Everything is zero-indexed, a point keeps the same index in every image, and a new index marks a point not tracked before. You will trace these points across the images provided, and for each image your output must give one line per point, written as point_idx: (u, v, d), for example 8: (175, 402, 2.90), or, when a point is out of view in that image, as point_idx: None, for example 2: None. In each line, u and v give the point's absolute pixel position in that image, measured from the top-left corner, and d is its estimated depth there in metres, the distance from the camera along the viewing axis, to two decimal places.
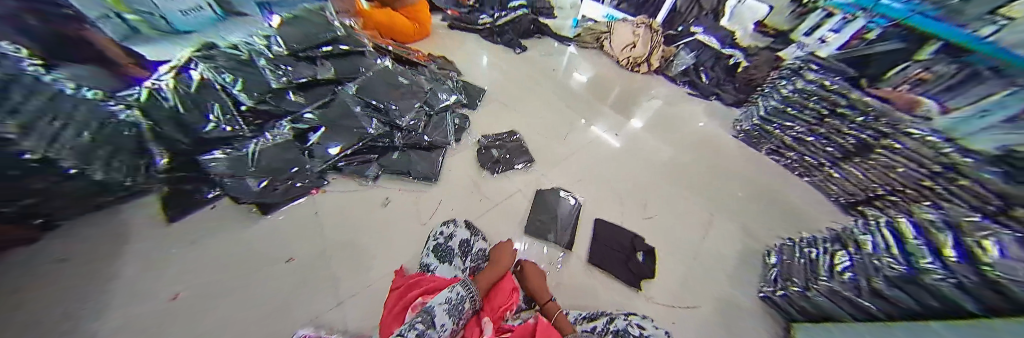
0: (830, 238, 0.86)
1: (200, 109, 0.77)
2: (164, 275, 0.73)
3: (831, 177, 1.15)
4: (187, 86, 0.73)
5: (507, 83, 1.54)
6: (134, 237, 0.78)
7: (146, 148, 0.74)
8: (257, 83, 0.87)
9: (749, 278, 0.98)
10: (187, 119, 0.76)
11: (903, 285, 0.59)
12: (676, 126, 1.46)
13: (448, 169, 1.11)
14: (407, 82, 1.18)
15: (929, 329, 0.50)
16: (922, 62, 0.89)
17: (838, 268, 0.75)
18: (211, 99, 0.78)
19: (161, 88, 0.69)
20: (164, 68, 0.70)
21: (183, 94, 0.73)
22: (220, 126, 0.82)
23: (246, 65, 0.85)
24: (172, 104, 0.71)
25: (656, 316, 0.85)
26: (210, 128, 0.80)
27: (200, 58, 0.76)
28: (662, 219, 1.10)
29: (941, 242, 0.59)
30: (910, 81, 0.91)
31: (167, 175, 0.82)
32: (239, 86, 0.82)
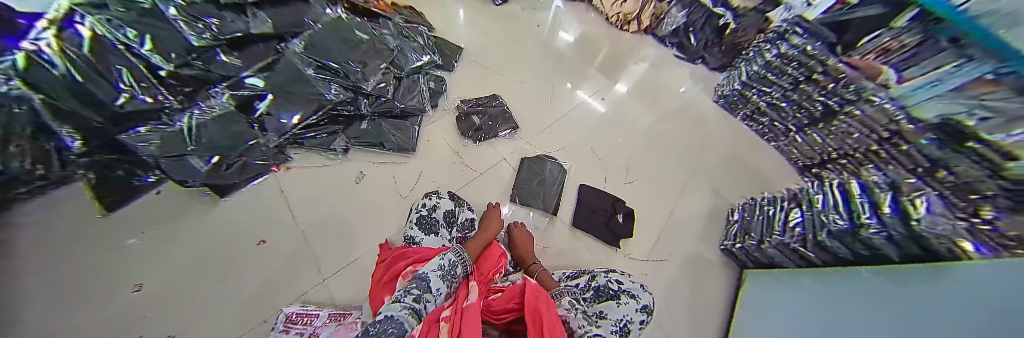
0: (786, 197, 0.95)
1: (105, 76, 0.58)
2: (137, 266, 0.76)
3: (793, 143, 1.20)
4: (78, 48, 0.54)
5: (487, 41, 1.40)
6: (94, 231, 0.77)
7: (46, 125, 0.59)
8: (172, 41, 0.66)
9: (715, 234, 1.10)
10: (95, 92, 0.58)
11: (842, 238, 0.66)
12: (658, 92, 1.43)
13: (428, 138, 1.04)
14: (366, 37, 0.99)
15: (859, 276, 0.58)
16: (896, 30, 0.72)
17: (790, 224, 0.84)
18: (115, 62, 0.60)
19: (43, 50, 0.50)
20: (41, 23, 0.50)
21: (75, 58, 0.54)
22: (137, 97, 0.64)
23: (151, 16, 0.62)
24: (64, 72, 0.53)
25: (632, 270, 0.95)
26: (125, 100, 0.62)
27: (83, 7, 0.54)
28: (643, 183, 1.15)
29: (879, 201, 0.62)
30: (878, 50, 0.78)
31: (90, 160, 0.69)
32: (148, 44, 0.62)
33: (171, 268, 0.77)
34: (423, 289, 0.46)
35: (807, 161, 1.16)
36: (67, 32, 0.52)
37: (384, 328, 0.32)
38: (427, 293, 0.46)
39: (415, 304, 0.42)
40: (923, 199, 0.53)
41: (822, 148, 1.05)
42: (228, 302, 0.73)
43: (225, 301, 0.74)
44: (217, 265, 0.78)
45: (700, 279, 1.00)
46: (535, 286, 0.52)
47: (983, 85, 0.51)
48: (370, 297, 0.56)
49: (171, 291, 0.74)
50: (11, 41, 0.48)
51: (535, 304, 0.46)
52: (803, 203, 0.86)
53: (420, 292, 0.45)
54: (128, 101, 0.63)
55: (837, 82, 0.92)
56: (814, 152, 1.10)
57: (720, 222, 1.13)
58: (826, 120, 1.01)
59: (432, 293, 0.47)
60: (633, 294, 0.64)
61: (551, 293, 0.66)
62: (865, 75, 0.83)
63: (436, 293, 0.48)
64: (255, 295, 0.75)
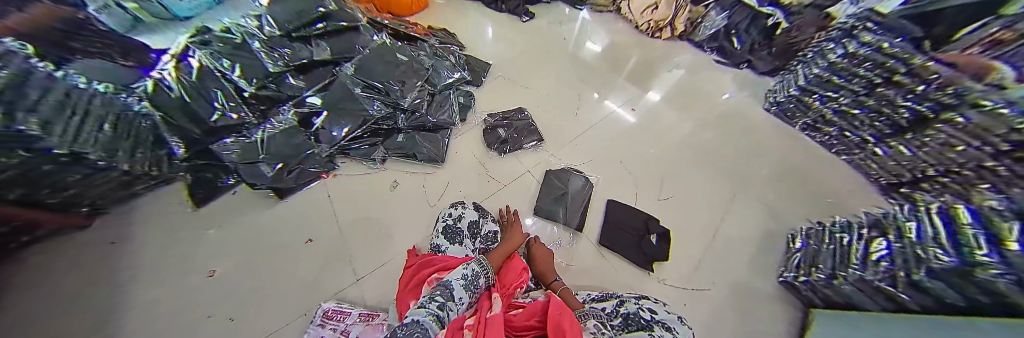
0: (867, 223, 0.79)
1: (205, 98, 0.73)
2: (204, 257, 0.85)
3: (872, 156, 1.02)
4: (186, 75, 0.68)
5: (514, 56, 1.44)
6: (175, 224, 0.90)
7: (162, 138, 0.75)
8: (254, 68, 0.79)
9: (769, 262, 0.96)
10: (198, 111, 0.73)
11: (947, 277, 0.53)
12: (695, 101, 1.33)
13: (457, 150, 1.09)
14: (406, 59, 1.07)
15: (952, 325, 0.46)
16: (1010, 17, 0.59)
17: (872, 257, 0.70)
18: (213, 86, 0.74)
19: (165, 78, 0.66)
20: (166, 57, 0.65)
21: (186, 84, 0.69)
22: (226, 114, 0.78)
23: (241, 50, 0.75)
24: (177, 94, 0.68)
25: (667, 296, 0.86)
26: (217, 117, 0.77)
27: (198, 45, 0.68)
28: (679, 200, 1.06)
29: (1003, 232, 0.47)
30: (985, 42, 0.63)
31: (188, 164, 0.85)
32: (238, 72, 0.75)
33: (235, 258, 0.85)
34: (447, 297, 0.47)
35: (895, 180, 0.96)
36: (180, 62, 0.66)
37: (409, 332, 0.33)
38: (451, 301, 0.46)
39: (440, 311, 0.42)
40: None
41: (912, 163, 0.87)
42: (273, 297, 0.79)
43: (270, 296, 0.79)
44: (272, 258, 0.85)
45: (752, 314, 0.86)
46: (558, 303, 0.51)
47: None
48: (398, 301, 0.57)
49: (228, 282, 0.81)
50: (144, 70, 0.64)
51: (557, 320, 0.45)
52: (890, 231, 0.71)
53: (444, 299, 0.46)
54: (220, 117, 0.77)
55: (929, 83, 0.77)
56: (900, 167, 0.92)
57: (775, 249, 0.98)
58: (915, 130, 0.84)
59: (454, 302, 0.47)
60: (668, 325, 0.57)
61: (575, 313, 0.62)
62: (968, 73, 0.67)
63: (458, 302, 0.48)
64: (301, 289, 0.80)
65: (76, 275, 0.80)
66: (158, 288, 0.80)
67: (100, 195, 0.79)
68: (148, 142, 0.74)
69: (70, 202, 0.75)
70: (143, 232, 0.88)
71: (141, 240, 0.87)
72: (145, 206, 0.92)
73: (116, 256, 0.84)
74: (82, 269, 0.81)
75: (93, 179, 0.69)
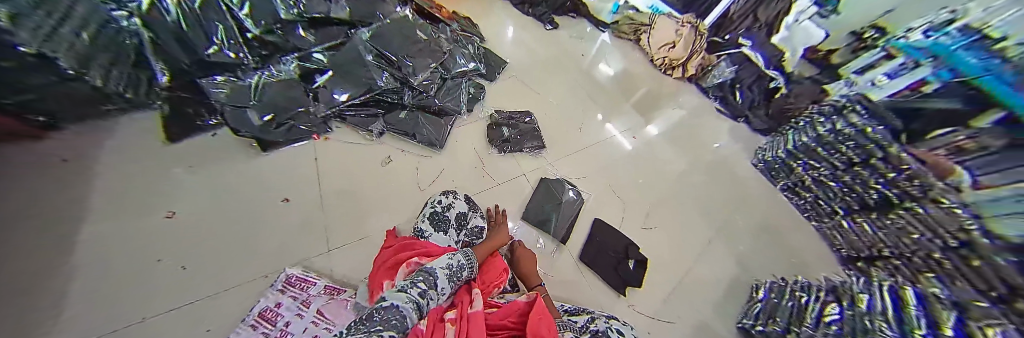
0: (826, 288, 0.85)
1: (204, 29, 0.71)
2: (165, 195, 0.79)
3: (838, 227, 1.09)
4: (191, 2, 0.65)
5: (531, 61, 1.45)
6: (139, 154, 0.83)
7: (145, 60, 0.72)
8: (266, 11, 0.78)
9: (732, 308, 1.00)
10: (192, 40, 0.70)
11: None
12: (692, 142, 1.38)
13: (457, 139, 1.07)
14: (426, 38, 1.07)
15: None
16: (975, 129, 0.69)
17: (825, 319, 0.74)
18: (215, 19, 0.71)
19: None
20: None
21: (185, 10, 0.65)
22: (222, 50, 0.76)
23: None
24: (174, 20, 0.65)
25: (633, 323, 0.87)
26: (213, 52, 0.75)
27: None
28: (661, 232, 1.09)
29: (942, 319, 0.54)
30: (950, 147, 0.74)
31: (168, 94, 0.81)
32: (246, 10, 0.74)
33: (200, 203, 0.79)
34: (429, 284, 0.45)
35: (854, 253, 1.03)
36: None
37: (391, 313, 0.31)
38: (432, 289, 0.45)
39: (420, 299, 0.41)
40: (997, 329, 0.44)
41: (872, 239, 0.94)
42: (235, 253, 0.73)
43: (232, 252, 0.73)
44: (242, 213, 0.80)
45: None
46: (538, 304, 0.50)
47: None
48: (371, 280, 0.55)
49: (186, 228, 0.75)
50: None
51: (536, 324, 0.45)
52: (845, 298, 0.77)
53: (425, 286, 0.44)
54: (216, 50, 0.75)
55: (900, 172, 0.83)
56: (861, 241, 0.99)
57: (739, 296, 1.03)
58: (879, 210, 0.92)
59: (435, 291, 0.45)
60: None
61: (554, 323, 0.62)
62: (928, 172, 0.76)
63: (439, 292, 0.46)
64: (268, 248, 0.75)
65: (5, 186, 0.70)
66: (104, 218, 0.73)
67: (59, 106, 0.71)
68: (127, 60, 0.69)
69: (25, 107, 0.67)
70: (101, 155, 0.81)
71: (97, 163, 0.79)
72: (110, 129, 0.84)
73: (62, 176, 0.75)
74: (18, 183, 0.72)
75: (60, 87, 0.63)
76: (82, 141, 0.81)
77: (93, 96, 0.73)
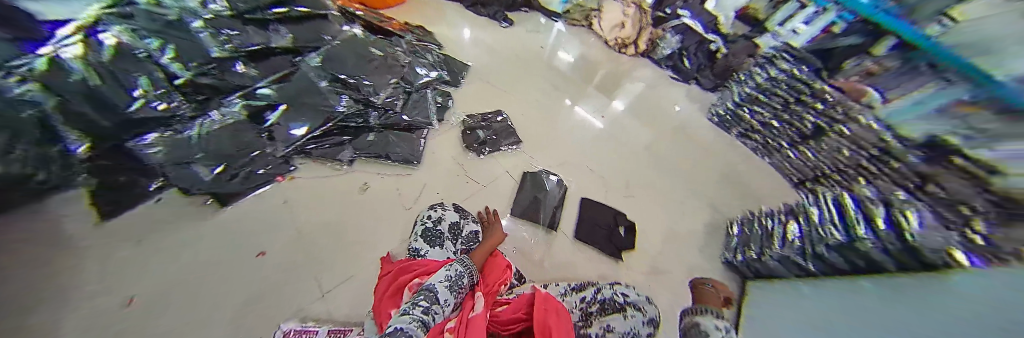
0: (783, 212, 0.97)
1: (120, 82, 0.61)
2: (109, 280, 0.68)
3: (783, 159, 1.23)
4: (96, 54, 0.56)
5: (493, 61, 1.46)
6: (61, 238, 0.70)
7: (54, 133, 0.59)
8: (194, 50, 0.70)
9: (716, 248, 1.10)
10: (110, 98, 0.61)
11: (840, 250, 0.69)
12: (656, 111, 1.49)
13: (433, 151, 1.05)
14: (380, 53, 1.02)
15: (859, 286, 0.60)
16: (878, 56, 0.87)
17: (790, 237, 0.86)
18: (135, 71, 0.63)
19: (64, 57, 0.53)
20: (67, 30, 0.52)
21: (95, 65, 0.57)
22: (148, 103, 0.66)
23: (175, 27, 0.67)
24: (80, 78, 0.55)
25: (637, 285, 0.94)
26: (139, 106, 0.65)
27: (115, 18, 0.58)
28: (645, 197, 1.17)
29: (873, 214, 0.67)
30: (861, 73, 0.91)
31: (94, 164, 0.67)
32: (171, 53, 0.67)
33: (158, 279, 0.70)
34: (432, 300, 0.45)
35: (797, 178, 1.18)
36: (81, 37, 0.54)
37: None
38: (435, 304, 0.45)
39: (424, 317, 0.41)
40: (914, 213, 0.59)
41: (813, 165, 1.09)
42: (216, 322, 0.66)
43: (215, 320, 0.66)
44: (218, 278, 0.72)
45: None
46: (541, 296, 0.53)
47: (962, 105, 0.61)
48: (374, 312, 0.53)
49: (152, 309, 0.66)
50: (31, 46, 0.49)
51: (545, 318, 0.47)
52: (801, 216, 0.88)
53: (429, 302, 0.45)
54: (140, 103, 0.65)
55: (825, 103, 1.01)
56: (801, 167, 1.14)
57: (720, 237, 1.13)
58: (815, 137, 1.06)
59: (439, 305, 0.46)
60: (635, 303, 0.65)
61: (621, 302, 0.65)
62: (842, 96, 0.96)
63: (444, 304, 0.47)
64: (253, 306, 0.69)
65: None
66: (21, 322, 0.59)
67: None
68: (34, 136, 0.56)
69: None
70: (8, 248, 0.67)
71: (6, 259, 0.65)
72: None
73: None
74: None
75: None
76: None
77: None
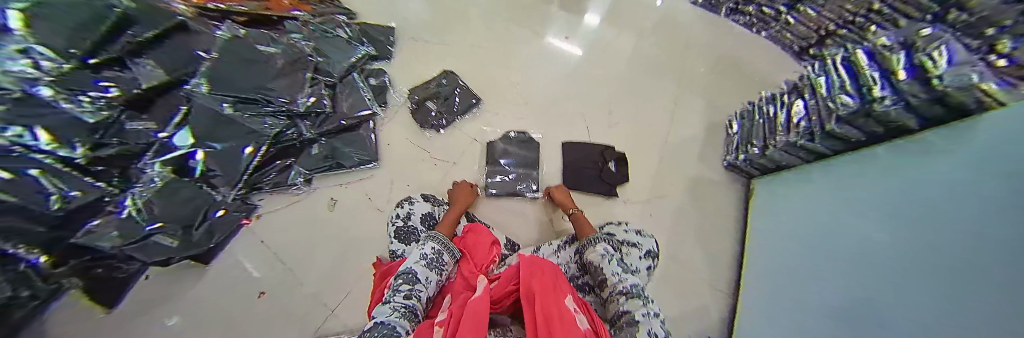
0: (789, 90, 0.83)
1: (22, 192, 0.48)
2: None
3: (785, 26, 1.07)
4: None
5: (427, 10, 1.20)
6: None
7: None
8: (67, 127, 0.51)
9: (713, 151, 1.04)
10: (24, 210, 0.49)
11: (851, 120, 0.59)
12: (630, 9, 1.26)
13: (387, 144, 0.95)
14: (273, 50, 0.84)
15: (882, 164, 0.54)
16: None
17: (794, 120, 0.76)
18: (20, 169, 0.47)
19: None
20: None
21: None
22: (86, 188, 0.59)
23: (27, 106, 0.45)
24: None
25: (633, 215, 0.92)
26: (57, 203, 0.54)
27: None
28: (629, 121, 1.06)
29: (892, 65, 0.52)
30: None
31: (67, 268, 0.65)
32: (44, 136, 0.48)
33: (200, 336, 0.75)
34: (412, 282, 0.53)
35: (806, 43, 1.05)
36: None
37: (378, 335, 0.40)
38: (415, 284, 0.53)
39: (408, 302, 0.49)
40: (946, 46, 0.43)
41: (820, 23, 0.93)
42: None
43: None
44: (242, 322, 0.76)
45: (706, 203, 0.96)
46: (529, 259, 0.55)
47: None
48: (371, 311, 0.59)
49: None
50: None
51: (529, 286, 0.47)
52: (806, 90, 0.76)
53: (410, 286, 0.52)
54: (60, 201, 0.55)
55: None
56: (808, 28, 0.99)
57: (718, 138, 1.05)
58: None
59: (419, 283, 0.54)
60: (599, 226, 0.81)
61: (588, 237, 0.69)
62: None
63: (425, 281, 0.55)
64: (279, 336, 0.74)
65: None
66: None
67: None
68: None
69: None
70: None
71: None
72: None
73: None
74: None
75: None
76: None
77: None
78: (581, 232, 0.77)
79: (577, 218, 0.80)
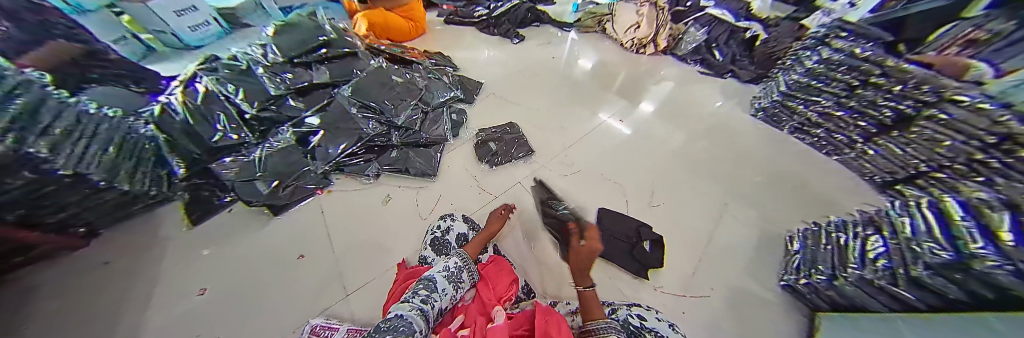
0: (860, 223, 0.79)
1: (209, 120, 0.88)
2: (193, 268, 0.81)
3: (862, 155, 1.07)
4: (194, 100, 0.85)
5: (512, 77, 1.50)
6: (155, 242, 0.86)
7: (164, 158, 0.88)
8: (257, 92, 0.95)
9: (769, 265, 0.94)
10: (200, 131, 0.87)
11: (945, 272, 0.52)
12: (686, 108, 1.42)
13: (447, 166, 1.09)
14: (401, 80, 1.17)
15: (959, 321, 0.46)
16: (976, 19, 0.68)
17: (870, 255, 0.70)
18: (216, 109, 0.89)
19: (172, 103, 0.83)
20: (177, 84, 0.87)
21: (191, 107, 0.84)
22: (234, 133, 0.92)
23: (246, 75, 0.96)
24: (181, 117, 0.84)
25: (665, 307, 0.82)
26: (218, 137, 0.90)
27: (206, 72, 0.91)
28: (671, 208, 1.06)
29: (996, 224, 0.47)
30: (962, 42, 0.70)
31: (187, 183, 0.92)
32: (240, 95, 0.91)
33: (233, 278, 0.80)
34: (431, 290, 0.55)
35: (889, 177, 0.99)
36: (190, 89, 0.86)
37: (399, 325, 0.42)
38: (434, 293, 0.55)
39: (423, 305, 0.50)
40: None
41: (903, 159, 0.91)
42: (272, 313, 0.73)
43: (272, 310, 0.74)
44: (270, 277, 0.80)
45: (753, 324, 0.81)
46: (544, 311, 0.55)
47: None
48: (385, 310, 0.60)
49: (222, 299, 0.76)
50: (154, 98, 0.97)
51: (546, 330, 0.47)
52: (884, 226, 0.72)
53: (427, 292, 0.54)
54: (220, 136, 0.90)
55: (904, 84, 0.83)
56: (892, 162, 0.95)
57: (773, 254, 0.96)
58: (899, 127, 0.90)
59: (437, 292, 0.55)
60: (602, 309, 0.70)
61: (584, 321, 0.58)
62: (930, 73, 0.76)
63: (441, 292, 0.56)
64: (296, 300, 0.76)
65: (40, 295, 0.75)
66: (142, 304, 0.74)
67: (97, 215, 0.80)
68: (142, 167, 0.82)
69: (72, 224, 0.75)
70: (124, 248, 0.85)
71: (123, 259, 0.83)
72: (135, 228, 0.90)
73: (83, 279, 0.78)
74: (49, 292, 0.75)
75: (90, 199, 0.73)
76: (114, 245, 0.85)
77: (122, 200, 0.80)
78: (585, 305, 0.61)
79: (585, 295, 0.60)
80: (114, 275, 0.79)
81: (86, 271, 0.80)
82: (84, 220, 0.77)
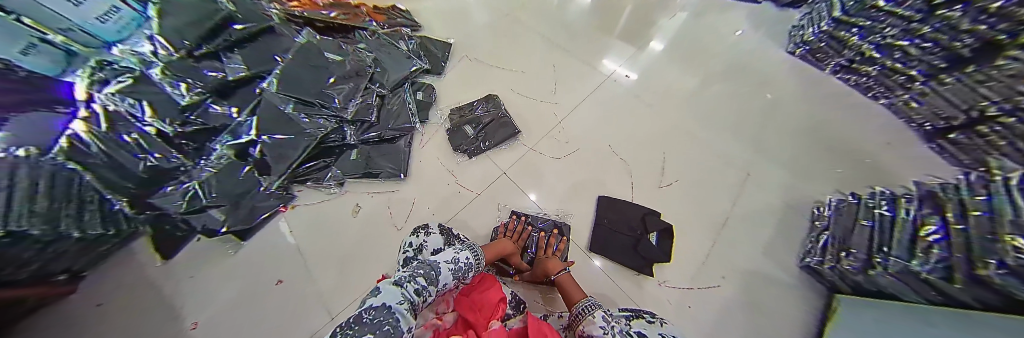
0: (917, 197, 0.62)
1: (126, 148, 0.63)
2: (186, 299, 0.82)
3: (918, 96, 0.85)
4: (97, 126, 0.57)
5: (487, 29, 1.19)
6: (145, 279, 0.84)
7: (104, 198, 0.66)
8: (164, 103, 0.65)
9: (789, 241, 0.86)
10: (120, 159, 0.63)
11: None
12: (706, 48, 1.15)
13: (419, 160, 0.95)
14: (337, 58, 0.93)
15: (968, 326, 0.42)
16: None
17: (926, 240, 0.55)
18: (126, 130, 0.62)
19: (80, 134, 0.55)
20: (78, 89, 0.53)
21: (102, 137, 0.59)
22: (165, 158, 0.71)
23: (139, 86, 0.60)
24: (97, 149, 0.58)
25: (670, 300, 0.78)
26: (152, 164, 0.69)
27: (113, 76, 0.56)
28: (683, 186, 0.92)
29: None
30: None
31: (148, 217, 0.77)
32: (148, 111, 0.62)
33: (220, 309, 0.81)
34: (430, 282, 0.49)
35: (944, 124, 0.82)
36: (87, 111, 0.55)
37: (381, 321, 0.34)
38: (432, 285, 0.49)
39: (416, 296, 0.44)
40: None
41: (971, 96, 0.70)
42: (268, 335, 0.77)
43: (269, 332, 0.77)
44: (254, 307, 0.81)
45: (765, 307, 0.78)
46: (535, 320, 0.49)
47: None
48: None
49: (212, 332, 0.78)
50: None
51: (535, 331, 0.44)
52: (949, 208, 0.54)
53: (425, 283, 0.48)
54: (156, 161, 0.69)
55: None
56: (953, 104, 0.75)
57: (796, 229, 0.87)
58: (980, 60, 0.65)
59: (436, 286, 0.50)
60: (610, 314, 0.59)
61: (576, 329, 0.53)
62: None
63: (441, 286, 0.52)
64: (290, 322, 0.78)
65: None
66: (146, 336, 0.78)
67: (76, 266, 0.75)
68: (95, 209, 0.65)
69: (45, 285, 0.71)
70: (115, 291, 0.83)
71: (117, 300, 0.82)
72: (116, 267, 0.86)
73: (115, 314, 0.80)
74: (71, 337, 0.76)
75: (50, 267, 0.66)
76: (105, 287, 0.83)
77: (82, 252, 0.72)
78: (568, 297, 0.66)
79: (562, 279, 0.70)
80: (111, 318, 0.80)
81: (81, 320, 0.79)
82: (61, 275, 0.73)
